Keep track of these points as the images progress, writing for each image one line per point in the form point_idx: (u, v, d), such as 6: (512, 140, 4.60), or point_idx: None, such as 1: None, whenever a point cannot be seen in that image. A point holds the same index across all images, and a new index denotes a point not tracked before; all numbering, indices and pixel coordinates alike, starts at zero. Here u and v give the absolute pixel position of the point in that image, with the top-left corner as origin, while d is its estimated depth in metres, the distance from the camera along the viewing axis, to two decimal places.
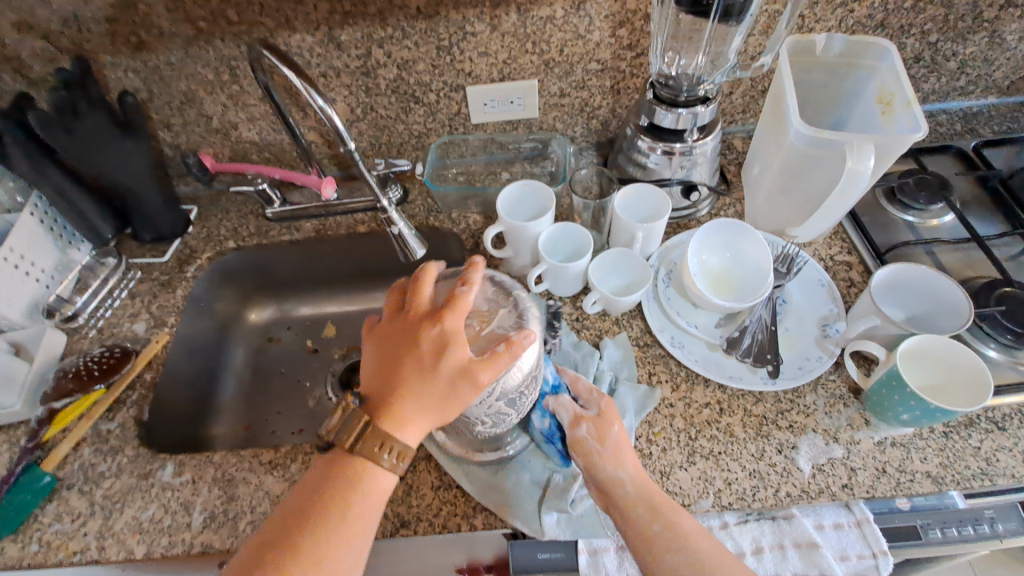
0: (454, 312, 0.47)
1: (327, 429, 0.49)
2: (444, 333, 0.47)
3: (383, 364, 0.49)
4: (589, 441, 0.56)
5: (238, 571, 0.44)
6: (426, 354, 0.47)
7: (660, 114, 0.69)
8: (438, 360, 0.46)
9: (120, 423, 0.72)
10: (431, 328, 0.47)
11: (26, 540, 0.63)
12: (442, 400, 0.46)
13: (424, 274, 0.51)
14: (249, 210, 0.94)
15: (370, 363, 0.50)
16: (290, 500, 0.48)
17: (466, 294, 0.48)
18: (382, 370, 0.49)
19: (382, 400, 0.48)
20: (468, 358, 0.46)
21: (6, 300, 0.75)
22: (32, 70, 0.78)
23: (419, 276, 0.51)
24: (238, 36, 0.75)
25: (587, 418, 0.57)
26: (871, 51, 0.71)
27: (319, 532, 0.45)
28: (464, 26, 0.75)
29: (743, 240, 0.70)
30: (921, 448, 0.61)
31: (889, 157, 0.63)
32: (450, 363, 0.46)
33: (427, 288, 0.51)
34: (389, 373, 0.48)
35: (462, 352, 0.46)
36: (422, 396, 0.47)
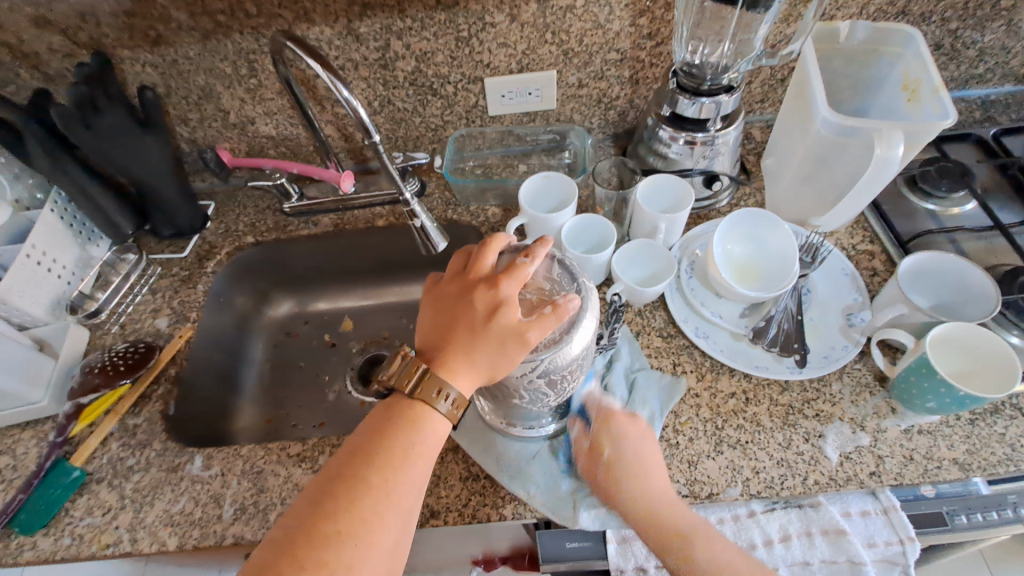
0: (512, 279, 0.48)
1: (384, 376, 0.48)
2: (499, 296, 0.48)
3: (438, 320, 0.50)
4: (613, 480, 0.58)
5: (276, 549, 0.42)
6: (476, 314, 0.48)
7: (684, 104, 0.69)
8: (491, 320, 0.47)
9: (147, 418, 0.72)
10: (488, 289, 0.48)
11: (58, 533, 0.64)
12: (487, 360, 0.47)
13: (490, 242, 0.52)
14: (266, 204, 0.94)
15: (427, 314, 0.52)
16: (330, 470, 0.46)
17: (527, 264, 0.49)
18: (437, 328, 0.50)
19: (435, 348, 0.49)
20: (520, 320, 0.47)
21: (31, 297, 0.76)
22: (50, 66, 0.78)
23: (485, 244, 0.52)
24: (257, 29, 0.74)
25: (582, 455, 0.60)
26: (896, 38, 0.70)
27: (367, 522, 0.43)
28: (483, 17, 0.74)
29: (766, 228, 0.70)
30: (948, 436, 0.61)
31: (917, 144, 0.63)
32: (502, 323, 0.47)
33: (489, 255, 0.52)
34: (443, 329, 0.49)
35: (515, 315, 0.47)
36: (468, 354, 0.47)
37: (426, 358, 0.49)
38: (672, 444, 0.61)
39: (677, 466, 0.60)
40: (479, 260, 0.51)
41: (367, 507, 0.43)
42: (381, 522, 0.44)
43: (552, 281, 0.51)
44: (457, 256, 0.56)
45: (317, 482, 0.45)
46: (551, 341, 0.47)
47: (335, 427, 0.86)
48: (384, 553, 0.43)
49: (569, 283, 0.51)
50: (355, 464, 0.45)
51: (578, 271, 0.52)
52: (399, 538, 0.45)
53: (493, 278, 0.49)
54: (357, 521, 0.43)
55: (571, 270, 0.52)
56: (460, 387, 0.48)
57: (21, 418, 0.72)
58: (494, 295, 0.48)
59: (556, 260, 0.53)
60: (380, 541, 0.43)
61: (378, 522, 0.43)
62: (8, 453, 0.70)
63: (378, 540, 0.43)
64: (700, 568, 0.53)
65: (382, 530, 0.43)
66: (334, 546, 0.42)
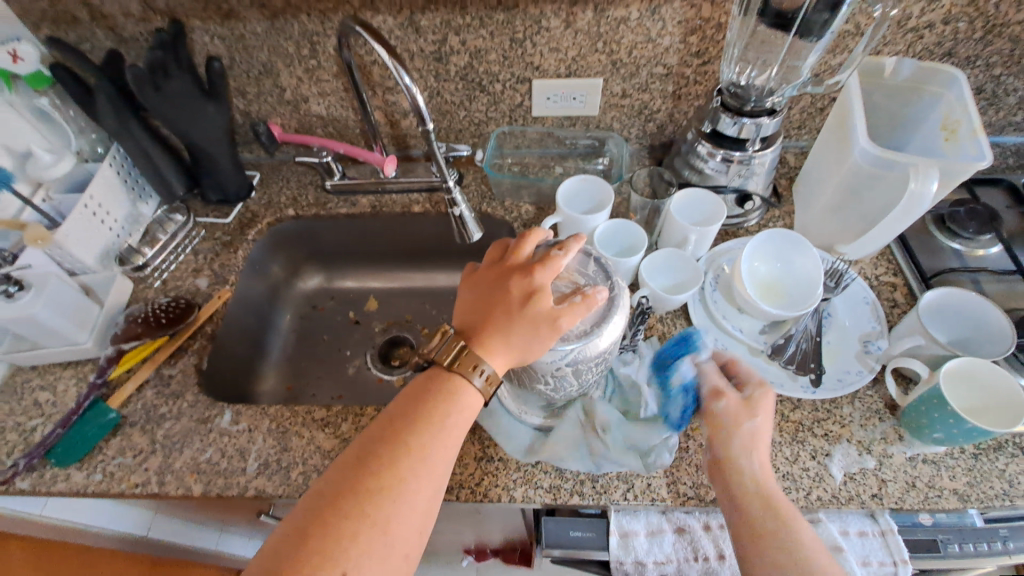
0: (546, 269, 0.51)
1: (427, 348, 0.53)
2: (534, 284, 0.51)
3: (474, 303, 0.53)
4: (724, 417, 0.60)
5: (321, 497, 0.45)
6: (510, 298, 0.51)
7: (726, 122, 0.71)
8: (525, 306, 0.50)
9: (181, 370, 0.76)
10: (524, 277, 0.51)
11: (91, 468, 0.68)
12: (519, 342, 0.49)
13: (527, 235, 0.55)
14: (309, 180, 0.98)
15: (464, 297, 0.55)
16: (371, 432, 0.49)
17: (561, 256, 0.52)
18: (473, 310, 0.53)
19: (470, 329, 0.52)
20: (553, 307, 0.49)
21: (85, 245, 0.80)
22: (125, 29, 0.82)
23: (523, 236, 0.55)
24: (323, 13, 0.78)
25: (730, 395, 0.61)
26: (940, 78, 0.72)
27: (406, 481, 0.46)
28: (540, 21, 0.77)
29: (793, 250, 0.71)
30: (951, 467, 0.62)
31: (952, 182, 0.64)
32: (535, 310, 0.50)
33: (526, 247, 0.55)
34: (479, 312, 0.52)
35: (548, 302, 0.50)
36: (500, 335, 0.50)
37: (464, 336, 0.52)
38: (683, 447, 0.64)
39: (685, 469, 0.63)
40: (517, 251, 0.54)
41: (406, 467, 0.46)
42: (415, 484, 0.46)
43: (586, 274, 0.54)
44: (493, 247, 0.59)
45: (359, 442, 0.48)
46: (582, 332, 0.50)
47: (353, 400, 0.90)
48: (417, 513, 0.46)
49: (600, 275, 0.54)
50: (395, 429, 0.48)
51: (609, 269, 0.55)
52: (429, 501, 0.47)
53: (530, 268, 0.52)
54: (395, 480, 0.45)
55: (606, 267, 0.55)
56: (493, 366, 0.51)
57: (65, 357, 0.76)
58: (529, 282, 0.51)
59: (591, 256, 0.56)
60: (414, 500, 0.46)
61: (414, 482, 0.46)
62: (49, 389, 0.74)
63: (413, 499, 0.46)
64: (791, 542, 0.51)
65: (417, 489, 0.46)
66: (376, 499, 0.44)
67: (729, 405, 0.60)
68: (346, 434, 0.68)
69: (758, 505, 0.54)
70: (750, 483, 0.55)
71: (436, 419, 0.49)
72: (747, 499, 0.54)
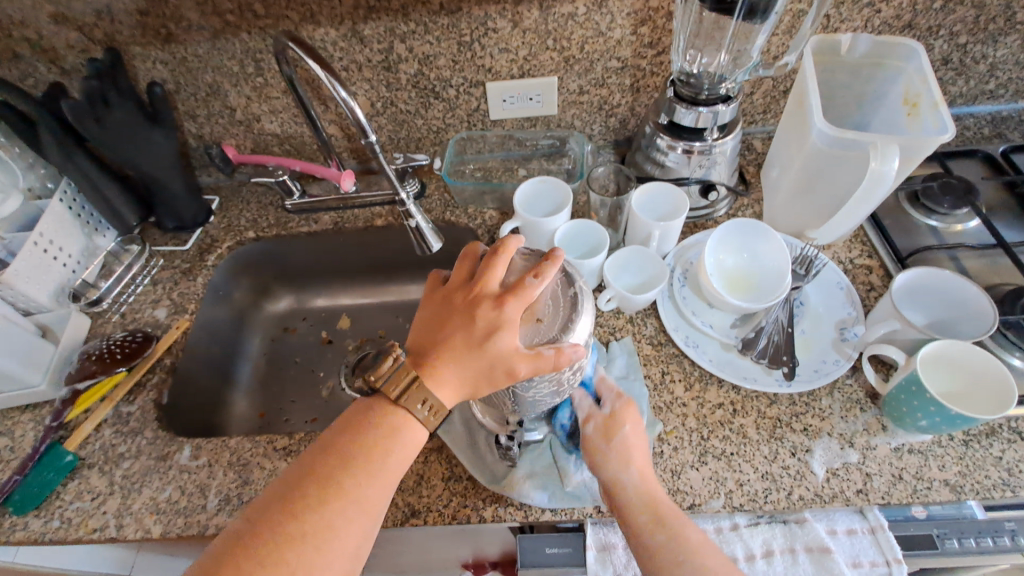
0: (518, 300, 0.48)
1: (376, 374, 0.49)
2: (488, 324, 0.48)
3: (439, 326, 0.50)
4: (596, 441, 0.56)
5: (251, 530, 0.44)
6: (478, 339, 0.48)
7: (681, 112, 0.69)
8: (487, 342, 0.47)
9: (140, 406, 0.73)
10: (494, 308, 0.48)
11: (48, 516, 0.65)
12: (465, 373, 0.48)
13: (500, 251, 0.51)
14: (269, 201, 0.95)
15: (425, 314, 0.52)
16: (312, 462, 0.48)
17: (534, 285, 0.48)
18: (432, 332, 0.50)
19: (426, 352, 0.50)
20: (516, 349, 0.47)
21: (36, 283, 0.78)
22: (65, 61, 0.80)
23: (495, 254, 0.50)
24: (264, 29, 0.76)
25: (595, 415, 0.58)
26: (899, 51, 0.69)
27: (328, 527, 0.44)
28: (486, 22, 0.75)
29: (758, 238, 0.69)
30: (939, 456, 0.59)
31: (915, 158, 0.62)
32: (497, 349, 0.47)
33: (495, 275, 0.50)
34: (439, 332, 0.50)
35: (516, 342, 0.47)
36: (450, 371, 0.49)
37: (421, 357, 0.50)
38: (657, 453, 0.61)
39: (660, 475, 0.60)
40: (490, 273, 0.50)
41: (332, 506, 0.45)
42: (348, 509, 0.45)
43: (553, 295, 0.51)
44: (464, 255, 0.54)
45: (273, 487, 0.46)
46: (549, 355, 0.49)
47: (326, 424, 0.87)
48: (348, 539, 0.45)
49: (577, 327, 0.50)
50: (326, 463, 0.47)
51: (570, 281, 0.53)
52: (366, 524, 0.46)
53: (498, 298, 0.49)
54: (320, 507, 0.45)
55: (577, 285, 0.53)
56: (442, 396, 0.49)
57: (21, 401, 0.74)
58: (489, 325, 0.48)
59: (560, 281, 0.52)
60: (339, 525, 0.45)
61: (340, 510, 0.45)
62: (6, 435, 0.72)
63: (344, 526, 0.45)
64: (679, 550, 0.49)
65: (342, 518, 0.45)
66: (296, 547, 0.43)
67: (597, 425, 0.57)
68: None
69: (642, 513, 0.52)
70: (633, 494, 0.53)
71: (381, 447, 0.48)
72: (635, 511, 0.52)
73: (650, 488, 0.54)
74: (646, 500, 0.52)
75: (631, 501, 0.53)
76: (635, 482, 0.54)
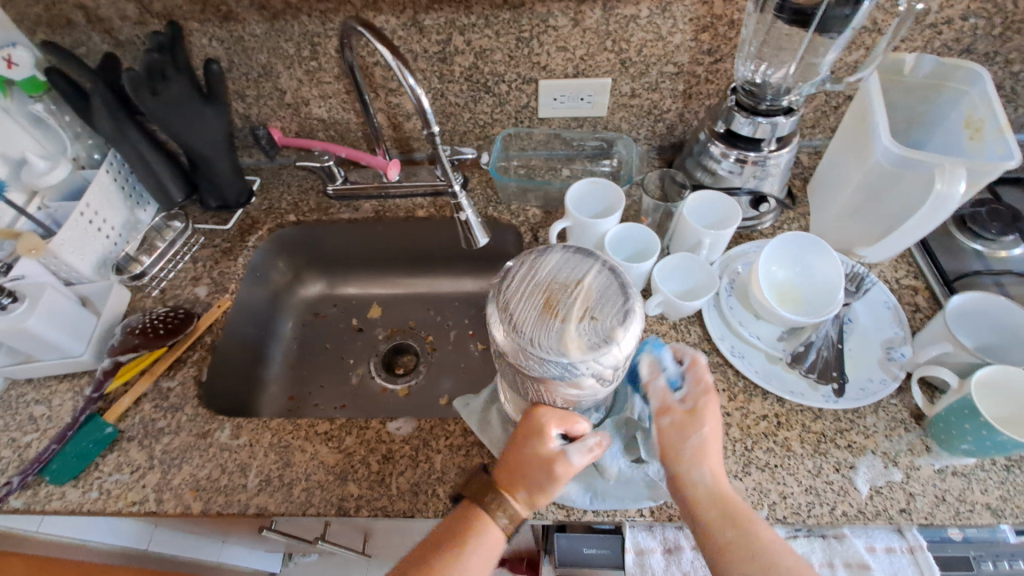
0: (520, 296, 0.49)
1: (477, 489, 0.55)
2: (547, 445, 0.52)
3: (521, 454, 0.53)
4: (670, 433, 0.55)
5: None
6: (514, 335, 0.46)
7: (739, 121, 0.69)
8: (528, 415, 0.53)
9: (180, 382, 0.73)
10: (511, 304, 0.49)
11: (87, 486, 0.65)
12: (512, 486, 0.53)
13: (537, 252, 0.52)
14: (310, 185, 0.96)
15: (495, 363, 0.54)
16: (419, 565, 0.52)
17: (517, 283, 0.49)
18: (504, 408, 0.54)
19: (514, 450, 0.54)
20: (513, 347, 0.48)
21: (81, 254, 0.77)
22: (121, 32, 0.80)
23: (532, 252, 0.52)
24: (324, 13, 0.76)
25: (673, 410, 0.56)
26: (963, 75, 0.69)
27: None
28: (547, 19, 0.75)
29: (815, 256, 0.68)
30: (982, 480, 0.60)
31: (980, 181, 0.61)
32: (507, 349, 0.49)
33: (503, 283, 0.50)
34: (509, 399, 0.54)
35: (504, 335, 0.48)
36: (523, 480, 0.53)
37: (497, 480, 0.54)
38: None
39: None
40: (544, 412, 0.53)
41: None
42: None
43: (569, 268, 0.51)
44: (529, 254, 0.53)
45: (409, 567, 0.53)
46: (615, 328, 0.46)
47: (356, 411, 0.87)
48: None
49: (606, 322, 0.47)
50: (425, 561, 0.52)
51: (587, 257, 0.51)
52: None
53: (534, 301, 0.48)
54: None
55: (609, 289, 0.49)
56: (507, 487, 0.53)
57: (62, 370, 0.74)
58: (519, 317, 0.47)
59: (562, 259, 0.51)
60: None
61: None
62: (44, 403, 0.72)
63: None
64: (697, 487, 0.53)
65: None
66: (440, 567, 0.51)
67: (673, 422, 0.56)
68: (349, 449, 0.66)
69: (710, 510, 0.52)
70: (701, 491, 0.53)
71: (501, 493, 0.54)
72: (702, 501, 0.52)
73: (722, 484, 0.54)
74: (717, 498, 0.52)
75: (700, 497, 0.53)
76: (700, 465, 0.54)
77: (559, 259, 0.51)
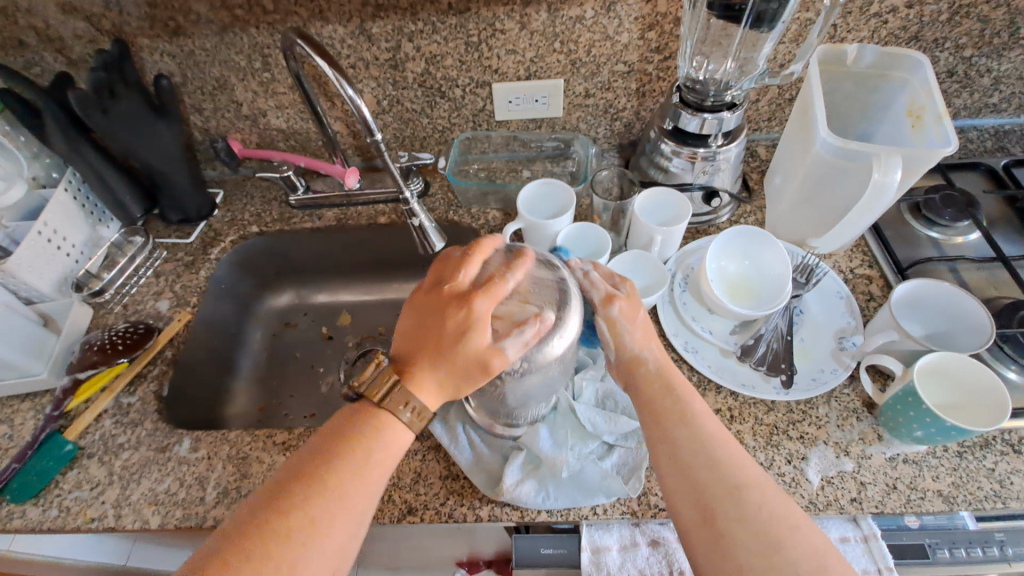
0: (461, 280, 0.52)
1: (360, 380, 0.52)
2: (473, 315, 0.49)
3: (417, 328, 0.52)
4: (619, 321, 0.58)
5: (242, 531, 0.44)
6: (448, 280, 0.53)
7: (686, 118, 0.69)
8: (456, 337, 0.49)
9: (140, 398, 0.74)
10: (462, 306, 0.50)
11: (47, 504, 0.66)
12: (455, 378, 0.50)
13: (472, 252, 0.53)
14: (273, 196, 0.96)
15: (409, 321, 0.53)
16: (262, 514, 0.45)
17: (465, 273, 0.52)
18: (413, 334, 0.52)
19: (408, 358, 0.51)
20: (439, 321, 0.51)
21: (39, 272, 0.78)
22: (73, 51, 0.80)
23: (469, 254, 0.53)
24: (272, 25, 0.76)
25: (617, 296, 0.58)
26: (905, 63, 0.70)
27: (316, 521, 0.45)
28: (493, 23, 0.76)
29: (760, 246, 0.70)
30: (934, 467, 0.60)
31: (919, 169, 0.62)
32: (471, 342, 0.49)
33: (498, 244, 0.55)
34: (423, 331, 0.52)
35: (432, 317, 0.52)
36: (464, 361, 0.49)
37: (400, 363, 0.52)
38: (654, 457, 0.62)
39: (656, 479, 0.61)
40: (461, 272, 0.52)
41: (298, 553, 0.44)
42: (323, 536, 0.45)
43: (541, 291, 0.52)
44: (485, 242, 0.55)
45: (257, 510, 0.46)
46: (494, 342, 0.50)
47: (325, 419, 0.88)
48: (330, 555, 0.45)
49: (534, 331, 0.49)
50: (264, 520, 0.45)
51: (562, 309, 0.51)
52: (383, 473, 0.50)
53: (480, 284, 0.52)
54: (290, 551, 0.44)
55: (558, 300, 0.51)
56: (424, 400, 0.51)
57: (21, 389, 0.74)
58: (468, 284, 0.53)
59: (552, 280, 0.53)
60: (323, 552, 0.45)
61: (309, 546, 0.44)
62: (5, 423, 0.72)
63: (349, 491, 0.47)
64: (659, 393, 0.54)
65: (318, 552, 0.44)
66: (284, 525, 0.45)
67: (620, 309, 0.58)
68: None
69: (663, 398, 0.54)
70: (651, 365, 0.56)
71: (414, 376, 0.51)
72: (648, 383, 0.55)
73: (681, 382, 0.55)
74: (676, 393, 0.54)
75: (663, 395, 0.54)
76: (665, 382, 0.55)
77: (543, 281, 0.52)
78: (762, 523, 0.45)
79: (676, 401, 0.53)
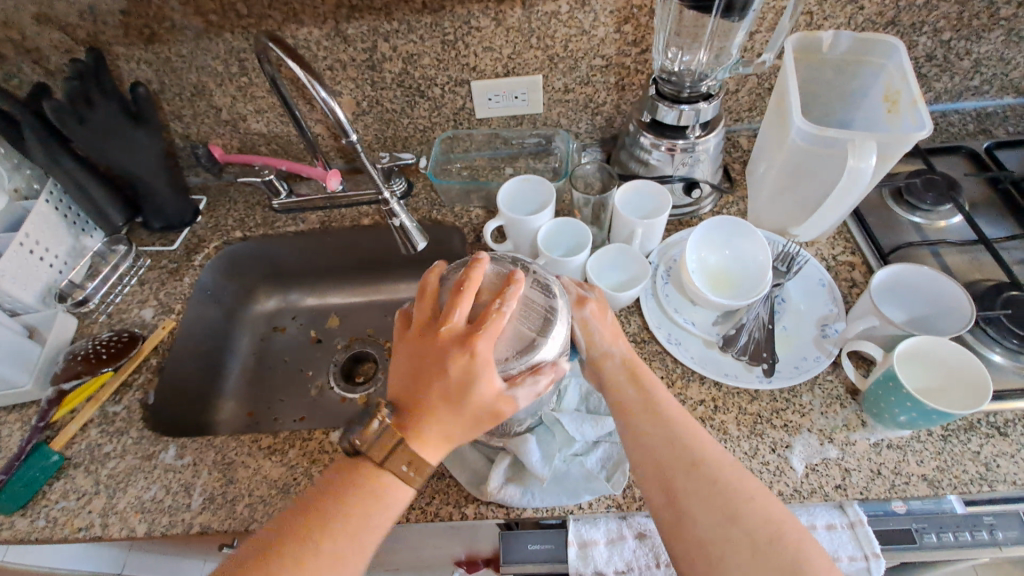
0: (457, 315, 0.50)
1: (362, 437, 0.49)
2: (475, 356, 0.48)
3: (414, 368, 0.51)
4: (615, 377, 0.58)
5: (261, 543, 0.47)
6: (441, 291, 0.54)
7: (662, 110, 0.69)
8: (462, 385, 0.48)
9: (126, 406, 0.74)
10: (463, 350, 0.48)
11: (34, 515, 0.66)
12: (464, 427, 0.50)
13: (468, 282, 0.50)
14: (257, 200, 0.96)
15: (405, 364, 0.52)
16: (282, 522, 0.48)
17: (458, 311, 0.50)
18: (414, 381, 0.50)
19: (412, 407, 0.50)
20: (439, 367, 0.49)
21: (21, 284, 0.78)
22: (49, 61, 0.80)
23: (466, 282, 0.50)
24: (247, 29, 0.76)
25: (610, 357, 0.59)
26: (880, 49, 0.70)
27: (307, 563, 0.45)
28: (469, 21, 0.75)
29: (740, 236, 0.70)
30: (918, 451, 0.60)
31: (895, 154, 0.62)
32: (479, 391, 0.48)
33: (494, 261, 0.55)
34: (421, 379, 0.50)
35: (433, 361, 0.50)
36: (473, 409, 0.49)
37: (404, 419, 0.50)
38: None
39: None
40: (457, 308, 0.50)
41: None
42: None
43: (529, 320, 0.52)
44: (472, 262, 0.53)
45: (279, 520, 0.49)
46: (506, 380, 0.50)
47: (314, 422, 0.88)
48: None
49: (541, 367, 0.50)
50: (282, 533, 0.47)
51: (550, 314, 0.53)
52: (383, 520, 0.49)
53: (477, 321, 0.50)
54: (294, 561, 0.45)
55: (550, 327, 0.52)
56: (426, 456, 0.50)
57: (6, 401, 0.74)
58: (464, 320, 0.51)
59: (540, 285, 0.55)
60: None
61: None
62: None
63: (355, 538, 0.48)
64: (646, 432, 0.53)
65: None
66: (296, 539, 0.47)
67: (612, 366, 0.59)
68: (292, 461, 0.66)
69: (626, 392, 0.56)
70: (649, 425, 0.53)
71: (419, 435, 0.49)
72: (615, 379, 0.58)
73: (663, 405, 0.55)
74: (659, 423, 0.53)
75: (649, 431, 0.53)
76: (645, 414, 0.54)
77: (529, 288, 0.53)
78: (765, 533, 0.46)
79: (659, 429, 0.53)
